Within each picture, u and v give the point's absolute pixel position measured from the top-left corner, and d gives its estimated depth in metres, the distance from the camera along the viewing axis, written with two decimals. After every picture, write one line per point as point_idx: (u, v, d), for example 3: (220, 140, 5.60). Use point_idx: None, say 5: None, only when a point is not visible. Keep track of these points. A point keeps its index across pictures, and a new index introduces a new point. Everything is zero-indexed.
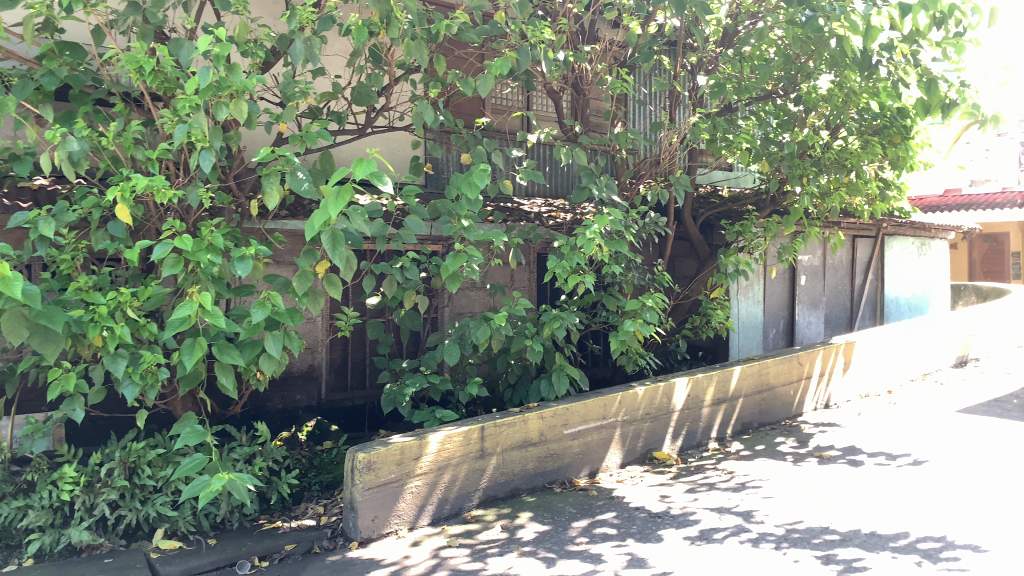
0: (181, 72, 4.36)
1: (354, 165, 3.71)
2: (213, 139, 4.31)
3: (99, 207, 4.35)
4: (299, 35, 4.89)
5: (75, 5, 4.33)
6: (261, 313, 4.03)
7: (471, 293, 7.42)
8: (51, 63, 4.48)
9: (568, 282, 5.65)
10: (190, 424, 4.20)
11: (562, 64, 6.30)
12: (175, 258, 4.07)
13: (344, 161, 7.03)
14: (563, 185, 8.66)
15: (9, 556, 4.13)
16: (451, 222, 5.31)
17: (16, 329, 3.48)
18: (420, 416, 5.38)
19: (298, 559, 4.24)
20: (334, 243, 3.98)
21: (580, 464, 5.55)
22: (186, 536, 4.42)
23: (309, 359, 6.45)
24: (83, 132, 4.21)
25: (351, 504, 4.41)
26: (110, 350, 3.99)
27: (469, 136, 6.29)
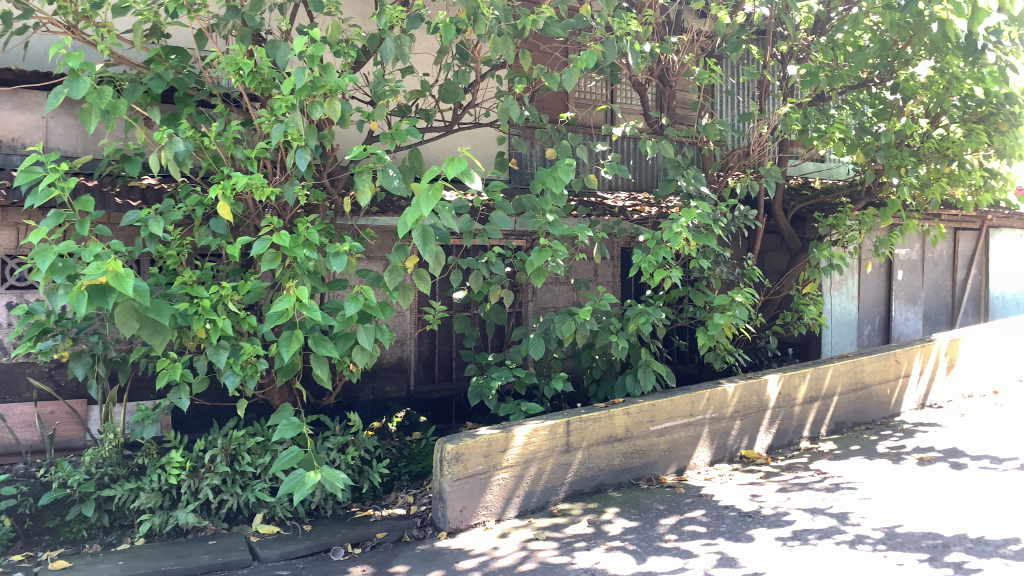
0: (278, 74, 4.52)
1: (445, 163, 3.77)
2: (309, 138, 4.46)
3: (202, 205, 4.55)
4: (390, 34, 5.00)
5: (181, 10, 4.54)
6: (354, 307, 4.15)
7: (555, 288, 7.41)
8: (159, 67, 4.72)
9: (655, 277, 5.58)
10: (287, 415, 4.31)
11: (649, 55, 6.21)
12: (273, 253, 4.22)
13: (431, 157, 7.16)
14: (648, 178, 8.58)
15: (123, 535, 4.38)
16: (536, 217, 5.32)
17: (128, 321, 3.64)
18: (506, 409, 5.42)
19: (389, 546, 4.35)
20: (424, 240, 4.05)
21: (667, 461, 5.48)
22: (284, 521, 4.58)
23: (398, 351, 6.58)
24: (188, 133, 4.41)
25: (440, 494, 4.49)
26: (213, 341, 4.18)
27: (553, 131, 6.28)
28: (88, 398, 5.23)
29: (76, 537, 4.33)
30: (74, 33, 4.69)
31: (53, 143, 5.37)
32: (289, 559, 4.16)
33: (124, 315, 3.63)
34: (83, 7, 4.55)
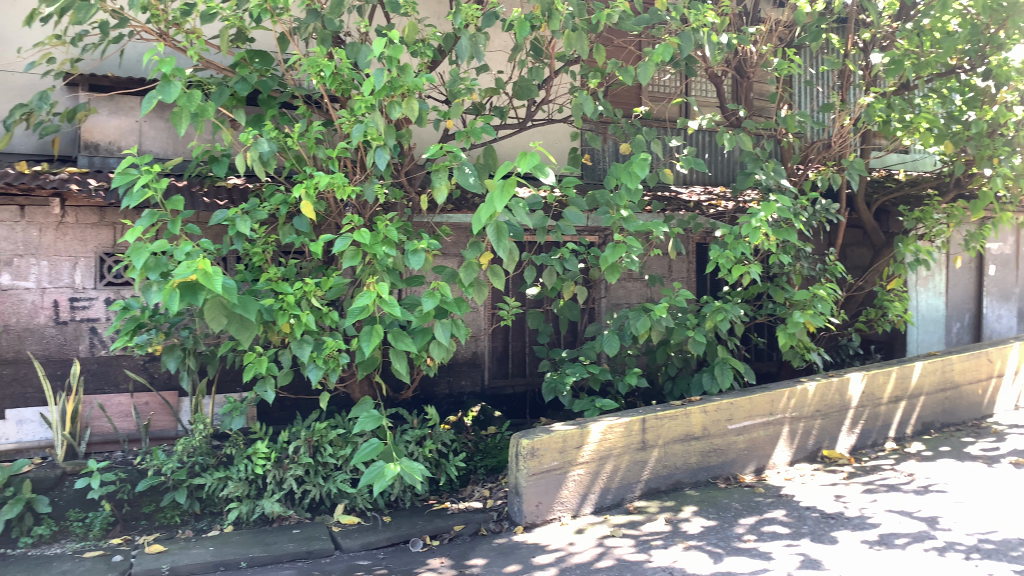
0: (357, 75, 4.63)
1: (519, 158, 3.75)
2: (388, 137, 4.54)
3: (286, 204, 4.69)
4: (465, 33, 5.05)
5: (265, 15, 4.68)
6: (431, 303, 4.20)
7: (628, 284, 7.36)
8: (245, 70, 4.89)
9: (733, 273, 5.47)
10: (367, 407, 4.41)
11: (725, 47, 6.08)
12: (354, 250, 4.31)
13: (504, 154, 7.20)
14: (724, 172, 8.43)
15: (213, 522, 4.59)
16: (610, 213, 5.28)
17: (216, 317, 3.80)
18: (580, 405, 5.41)
19: (467, 539, 4.41)
20: (498, 236, 4.08)
21: (746, 460, 5.39)
22: (364, 512, 4.69)
23: (472, 347, 6.63)
24: (272, 134, 4.54)
25: (516, 488, 4.52)
26: (297, 336, 4.31)
27: (628, 125, 6.22)
28: (179, 389, 5.45)
29: (169, 522, 4.56)
30: (165, 39, 4.89)
31: (146, 146, 5.60)
32: (370, 549, 4.26)
33: (213, 311, 3.79)
34: (174, 15, 4.75)
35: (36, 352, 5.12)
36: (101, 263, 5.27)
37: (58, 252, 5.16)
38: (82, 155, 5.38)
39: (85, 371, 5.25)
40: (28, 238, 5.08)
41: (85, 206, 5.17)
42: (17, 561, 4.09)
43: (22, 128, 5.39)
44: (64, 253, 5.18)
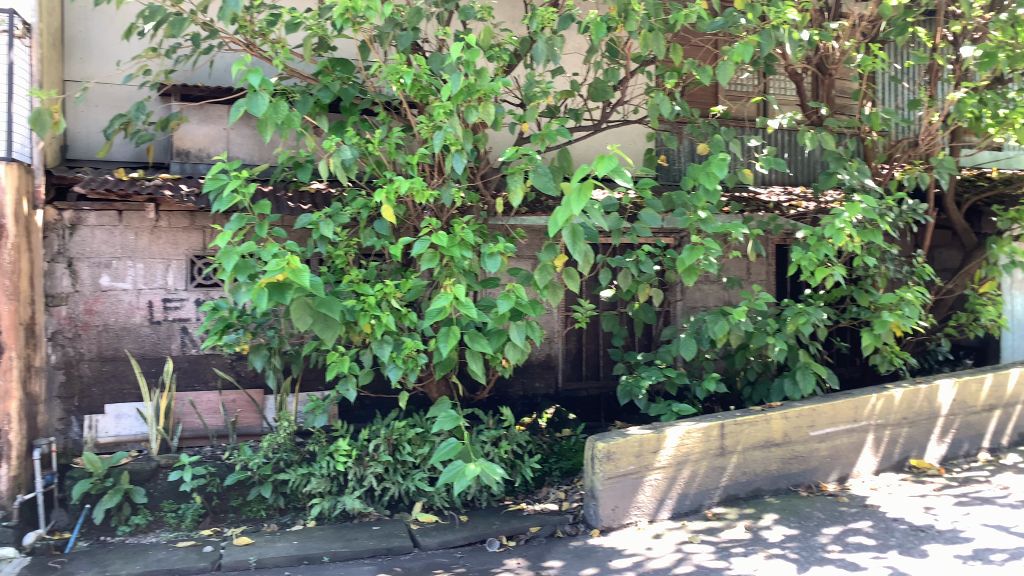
0: (436, 80, 4.71)
1: (596, 161, 3.69)
2: (465, 141, 4.59)
3: (367, 208, 4.82)
4: (542, 36, 5.05)
5: (347, 23, 4.79)
6: (507, 305, 4.23)
7: (706, 287, 7.23)
8: (327, 79, 5.06)
9: (816, 275, 5.31)
10: (445, 407, 4.46)
11: (807, 44, 5.92)
12: (432, 253, 4.38)
13: (579, 156, 7.21)
14: (805, 172, 8.22)
15: (297, 517, 4.75)
16: (687, 214, 5.21)
17: (302, 317, 3.92)
18: (657, 409, 5.35)
19: (543, 541, 4.42)
20: (574, 238, 4.05)
21: (829, 468, 5.24)
22: (441, 511, 4.76)
23: (547, 349, 6.58)
24: (353, 140, 4.66)
25: (592, 492, 4.50)
26: (377, 336, 4.41)
27: (706, 125, 6.12)
28: (264, 387, 5.63)
29: (256, 516, 4.75)
30: (252, 50, 5.07)
31: (234, 153, 5.81)
32: (448, 548, 4.32)
33: (298, 311, 3.91)
34: (262, 26, 4.93)
35: (133, 350, 5.37)
36: (192, 265, 5.49)
37: (153, 255, 5.41)
38: (175, 161, 5.63)
39: (177, 369, 5.48)
40: (125, 241, 5.34)
41: (178, 210, 5.39)
42: (117, 549, 4.31)
43: (121, 137, 5.66)
44: (158, 256, 5.42)
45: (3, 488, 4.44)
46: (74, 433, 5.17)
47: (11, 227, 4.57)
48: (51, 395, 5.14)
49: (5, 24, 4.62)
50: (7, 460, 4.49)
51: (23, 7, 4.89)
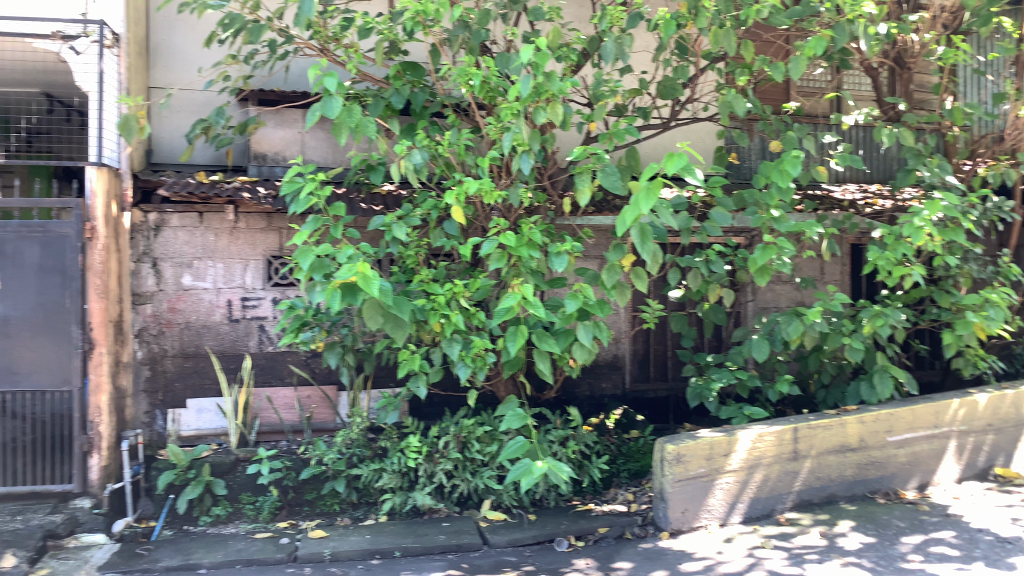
0: (504, 81, 4.73)
1: (665, 159, 3.62)
2: (533, 142, 4.61)
3: (437, 208, 4.89)
4: (610, 35, 5.02)
5: (417, 27, 4.87)
6: (574, 304, 4.23)
7: (778, 287, 7.08)
8: (399, 83, 5.13)
9: (893, 276, 5.14)
10: (512, 406, 4.48)
11: (884, 37, 5.74)
12: (501, 253, 4.42)
13: (647, 155, 7.16)
14: (881, 169, 7.98)
15: (369, 511, 4.86)
16: (759, 213, 5.10)
17: (373, 317, 3.97)
18: (728, 412, 5.27)
19: (612, 542, 4.41)
20: (642, 238, 4.00)
21: (908, 475, 5.07)
22: (510, 509, 4.80)
23: (614, 349, 6.55)
24: (424, 143, 4.72)
25: (661, 494, 4.46)
26: (447, 335, 4.47)
27: (778, 122, 5.98)
28: (338, 384, 5.74)
29: (330, 509, 4.87)
30: (326, 54, 5.16)
31: (308, 156, 5.96)
32: (516, 547, 4.34)
33: (370, 311, 3.97)
34: (335, 32, 5.04)
35: (213, 347, 5.56)
36: (268, 265, 5.65)
37: (233, 255, 5.58)
38: (252, 165, 5.81)
39: (255, 365, 5.64)
40: (206, 242, 5.53)
41: (255, 212, 5.55)
42: (199, 538, 4.48)
43: (202, 142, 5.87)
44: (237, 256, 5.59)
45: (95, 478, 4.74)
46: (159, 427, 5.41)
47: (102, 228, 4.77)
48: (137, 389, 5.38)
49: (94, 35, 4.88)
50: (98, 450, 4.75)
51: (112, 17, 5.10)
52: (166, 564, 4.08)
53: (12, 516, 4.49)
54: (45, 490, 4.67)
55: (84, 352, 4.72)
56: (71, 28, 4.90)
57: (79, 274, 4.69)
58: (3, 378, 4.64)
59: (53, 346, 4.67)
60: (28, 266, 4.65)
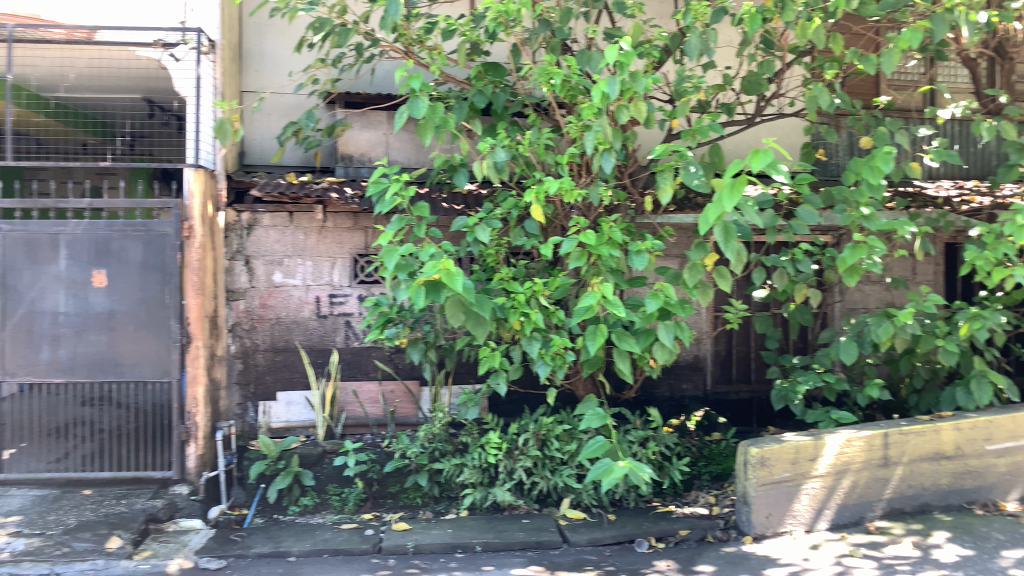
0: (586, 80, 4.71)
1: (751, 156, 3.50)
2: (615, 140, 4.58)
3: (517, 207, 4.91)
4: (695, 31, 4.94)
5: (499, 28, 4.90)
6: (655, 304, 4.18)
7: (867, 287, 6.84)
8: (481, 83, 5.21)
9: (993, 277, 4.89)
10: (592, 406, 4.45)
11: (984, 26, 5.47)
12: (580, 251, 4.40)
13: (730, 152, 7.03)
14: (979, 165, 7.62)
15: (450, 506, 4.95)
16: (848, 211, 4.94)
17: (457, 314, 4.04)
18: (814, 416, 5.13)
19: (693, 545, 4.36)
20: (726, 236, 3.92)
21: (1008, 486, 4.84)
22: (589, 508, 4.81)
23: (695, 350, 6.46)
24: (505, 142, 4.74)
25: (744, 497, 4.39)
26: (527, 333, 4.49)
27: (869, 118, 5.76)
28: (420, 379, 5.84)
29: (413, 503, 4.98)
30: (411, 58, 5.27)
31: (393, 156, 6.10)
32: (597, 546, 4.34)
33: (453, 308, 4.03)
34: (419, 34, 5.12)
35: (302, 342, 5.74)
36: (355, 263, 5.79)
37: (320, 253, 5.75)
38: (340, 165, 5.97)
39: (341, 360, 5.79)
40: (296, 240, 5.71)
41: (342, 212, 5.70)
42: (288, 527, 4.64)
43: (292, 143, 6.07)
44: (325, 254, 5.75)
45: (192, 465, 4.96)
46: (250, 418, 5.62)
47: (199, 227, 4.99)
48: (231, 381, 5.61)
49: (193, 42, 5.07)
50: (195, 439, 4.97)
51: (209, 25, 5.30)
52: (259, 550, 4.24)
53: (118, 499, 4.74)
54: (147, 475, 4.94)
55: (183, 345, 4.95)
56: (171, 36, 5.12)
57: (178, 270, 4.91)
58: (109, 369, 4.90)
59: (155, 340, 4.91)
60: (132, 263, 4.89)
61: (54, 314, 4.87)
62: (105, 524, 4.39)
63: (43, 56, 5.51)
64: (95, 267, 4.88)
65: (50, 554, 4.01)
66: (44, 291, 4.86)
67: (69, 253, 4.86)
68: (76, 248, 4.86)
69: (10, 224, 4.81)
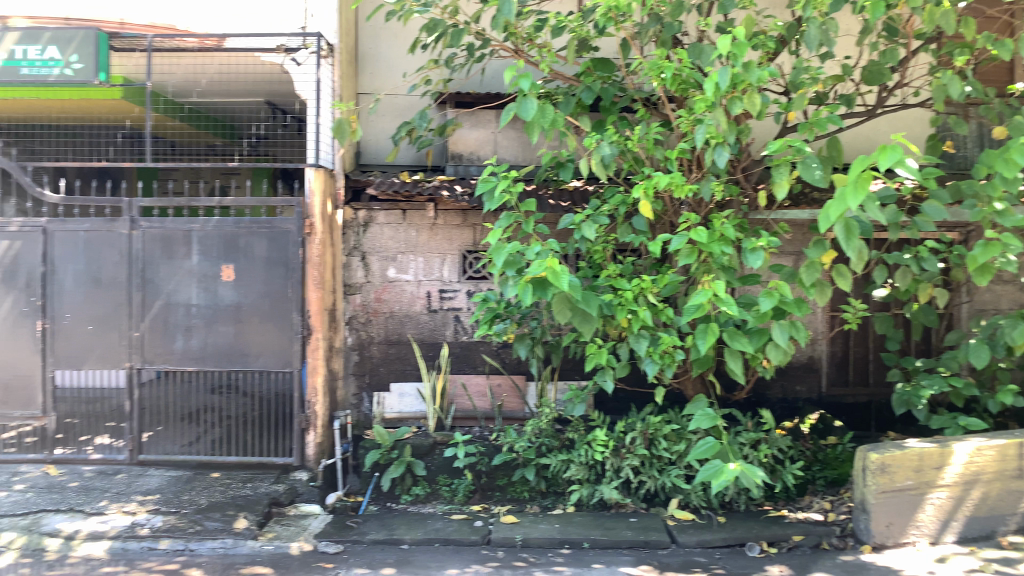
0: (697, 74, 4.62)
1: (878, 152, 3.37)
2: (729, 135, 4.46)
3: (625, 204, 4.86)
4: (814, 21, 4.76)
5: (609, 23, 4.86)
6: (769, 303, 4.06)
7: (998, 287, 6.43)
8: (590, 79, 5.18)
9: None
10: (701, 406, 4.38)
11: None
12: (690, 249, 4.32)
13: (848, 146, 6.77)
14: None
15: (557, 501, 5.00)
16: (980, 206, 4.65)
17: (563, 311, 4.05)
18: (940, 422, 4.87)
19: (808, 552, 4.23)
20: (848, 234, 3.76)
21: None
22: (698, 509, 4.74)
23: (809, 350, 6.24)
24: (614, 138, 4.70)
25: (863, 505, 4.22)
26: (635, 330, 4.44)
27: (1003, 106, 5.37)
28: (527, 374, 5.89)
29: (520, 496, 5.05)
30: (520, 56, 5.29)
31: (501, 155, 6.17)
32: (706, 548, 4.27)
33: (560, 305, 4.05)
34: (529, 32, 5.15)
35: (414, 335, 5.90)
36: (463, 259, 5.88)
37: (431, 250, 5.88)
38: (450, 164, 6.13)
39: (451, 354, 5.91)
40: (409, 237, 5.86)
41: (452, 209, 5.80)
42: (401, 516, 4.78)
43: (405, 143, 6.25)
44: (436, 251, 5.88)
45: (311, 453, 5.19)
46: (365, 408, 5.85)
47: (319, 224, 5.17)
48: (348, 372, 5.85)
49: (313, 47, 5.29)
50: (314, 428, 5.19)
51: (327, 29, 5.48)
52: (374, 537, 4.40)
53: (244, 483, 5.00)
54: (269, 461, 5.19)
55: (303, 337, 5.18)
56: (292, 41, 5.32)
57: (300, 266, 5.14)
58: (236, 359, 5.18)
59: (278, 331, 5.16)
60: (258, 258, 5.15)
61: (187, 306, 5.19)
62: (233, 505, 4.64)
63: (178, 64, 5.91)
64: (223, 262, 5.17)
65: (185, 531, 4.31)
66: (179, 285, 5.19)
67: (202, 249, 5.17)
68: (207, 245, 5.17)
69: (150, 221, 5.16)
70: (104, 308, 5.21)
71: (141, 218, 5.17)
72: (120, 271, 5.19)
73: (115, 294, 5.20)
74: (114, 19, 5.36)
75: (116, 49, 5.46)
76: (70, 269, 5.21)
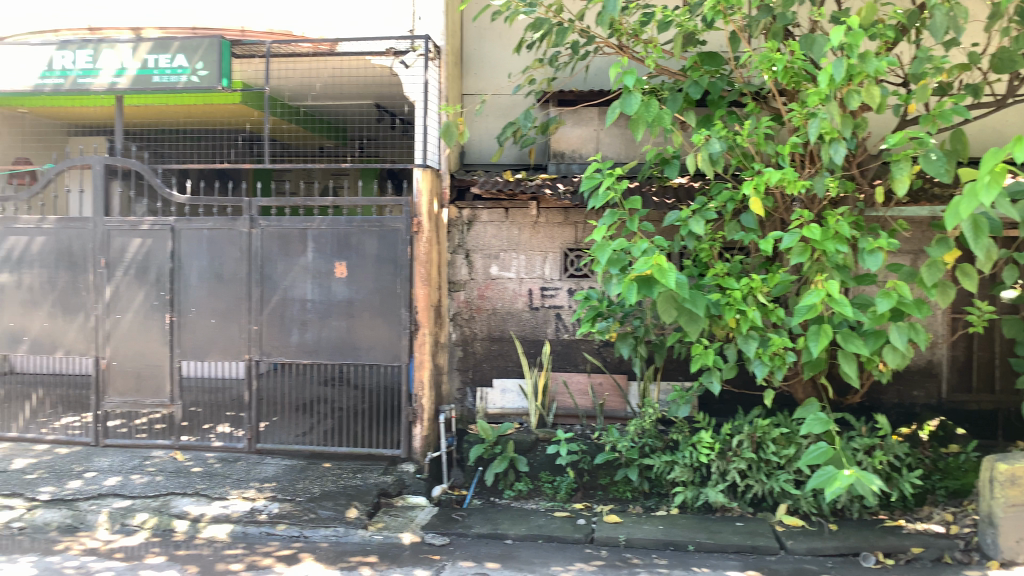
0: (810, 65, 4.45)
1: (1014, 144, 3.15)
2: (845, 129, 4.29)
3: (733, 200, 4.72)
4: (939, 7, 4.50)
5: (718, 16, 4.74)
6: (887, 304, 3.87)
7: None
8: (697, 73, 5.03)
9: None
10: (814, 410, 4.25)
11: None
12: (802, 246, 4.18)
13: (973, 138, 6.39)
14: None
15: (660, 502, 4.95)
16: None
17: (668, 309, 4.04)
18: None
19: (927, 566, 4.03)
20: (976, 233, 3.57)
21: None
22: (808, 516, 4.58)
23: (928, 354, 5.92)
24: (722, 133, 4.58)
25: (989, 518, 4.01)
26: (743, 331, 4.34)
27: None
28: (629, 374, 5.83)
29: (622, 496, 5.02)
30: (625, 52, 5.24)
31: (604, 152, 6.13)
32: (817, 556, 4.14)
33: (665, 303, 4.02)
34: (633, 28, 5.07)
35: (516, 332, 5.94)
36: (565, 257, 5.85)
37: (533, 248, 5.90)
38: (552, 163, 6.15)
39: (553, 351, 5.92)
40: (511, 235, 5.91)
41: (554, 207, 5.80)
42: (504, 511, 4.84)
43: (510, 142, 6.32)
44: (537, 249, 5.90)
45: (418, 445, 5.32)
46: (469, 403, 5.95)
47: (427, 223, 5.29)
48: (452, 367, 5.96)
49: (421, 49, 5.40)
50: (420, 421, 5.34)
51: (435, 31, 5.59)
52: (478, 530, 4.47)
53: (354, 473, 5.17)
54: (378, 453, 5.35)
55: (411, 332, 5.32)
56: (401, 44, 5.45)
57: (408, 263, 5.27)
58: (348, 352, 5.35)
59: (387, 326, 5.31)
60: (369, 255, 5.31)
61: (302, 301, 5.40)
62: (344, 495, 4.80)
63: (294, 69, 6.16)
64: (337, 259, 5.34)
65: (300, 517, 4.51)
66: (295, 280, 5.41)
67: (316, 247, 5.37)
68: (321, 242, 5.36)
69: (268, 220, 5.40)
70: (225, 302, 5.49)
71: (260, 217, 5.42)
72: (241, 267, 5.45)
73: (236, 289, 5.47)
74: (236, 26, 5.62)
75: (237, 55, 5.74)
76: (195, 266, 5.50)
